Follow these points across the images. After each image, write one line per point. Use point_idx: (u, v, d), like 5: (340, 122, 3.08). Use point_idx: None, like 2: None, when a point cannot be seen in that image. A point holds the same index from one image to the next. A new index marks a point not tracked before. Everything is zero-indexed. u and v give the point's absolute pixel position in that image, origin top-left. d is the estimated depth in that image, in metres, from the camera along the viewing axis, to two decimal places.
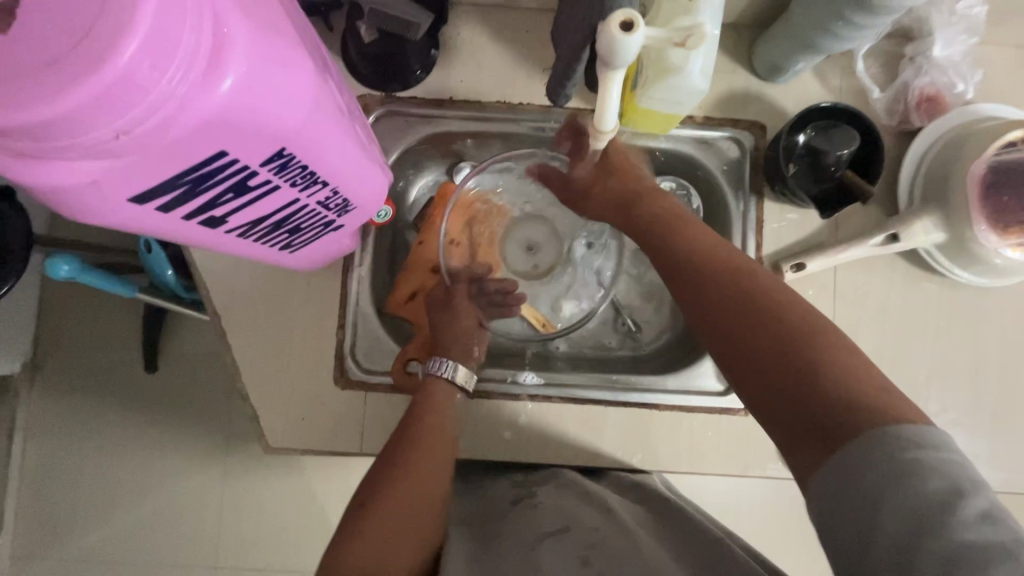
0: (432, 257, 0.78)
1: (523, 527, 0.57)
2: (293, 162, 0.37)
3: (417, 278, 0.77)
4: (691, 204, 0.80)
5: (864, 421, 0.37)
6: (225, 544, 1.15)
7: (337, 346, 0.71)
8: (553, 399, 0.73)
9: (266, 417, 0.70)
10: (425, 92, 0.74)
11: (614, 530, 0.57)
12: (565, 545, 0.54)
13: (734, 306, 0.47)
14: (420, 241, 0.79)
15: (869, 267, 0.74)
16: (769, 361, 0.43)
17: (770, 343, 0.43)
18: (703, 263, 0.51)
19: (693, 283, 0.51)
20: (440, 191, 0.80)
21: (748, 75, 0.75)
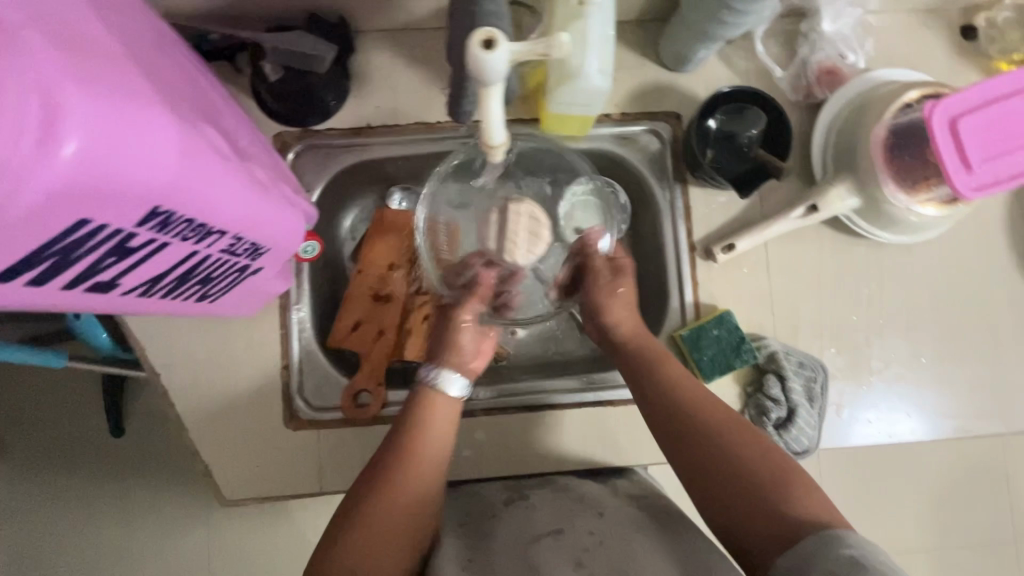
0: (373, 284, 0.78)
1: (519, 530, 0.61)
2: (175, 217, 0.37)
3: (359, 307, 0.76)
4: (621, 199, 0.79)
5: (821, 534, 0.50)
6: None
7: (283, 388, 0.70)
8: (509, 411, 0.73)
9: (220, 470, 0.68)
10: (342, 122, 0.74)
11: (609, 530, 0.59)
12: (562, 549, 0.57)
13: (711, 453, 0.58)
14: (359, 269, 0.79)
15: (798, 239, 0.76)
16: (740, 490, 0.56)
17: (742, 488, 0.56)
18: (689, 406, 0.62)
19: (682, 426, 0.61)
20: (375, 220, 0.81)
21: (658, 69, 0.76)
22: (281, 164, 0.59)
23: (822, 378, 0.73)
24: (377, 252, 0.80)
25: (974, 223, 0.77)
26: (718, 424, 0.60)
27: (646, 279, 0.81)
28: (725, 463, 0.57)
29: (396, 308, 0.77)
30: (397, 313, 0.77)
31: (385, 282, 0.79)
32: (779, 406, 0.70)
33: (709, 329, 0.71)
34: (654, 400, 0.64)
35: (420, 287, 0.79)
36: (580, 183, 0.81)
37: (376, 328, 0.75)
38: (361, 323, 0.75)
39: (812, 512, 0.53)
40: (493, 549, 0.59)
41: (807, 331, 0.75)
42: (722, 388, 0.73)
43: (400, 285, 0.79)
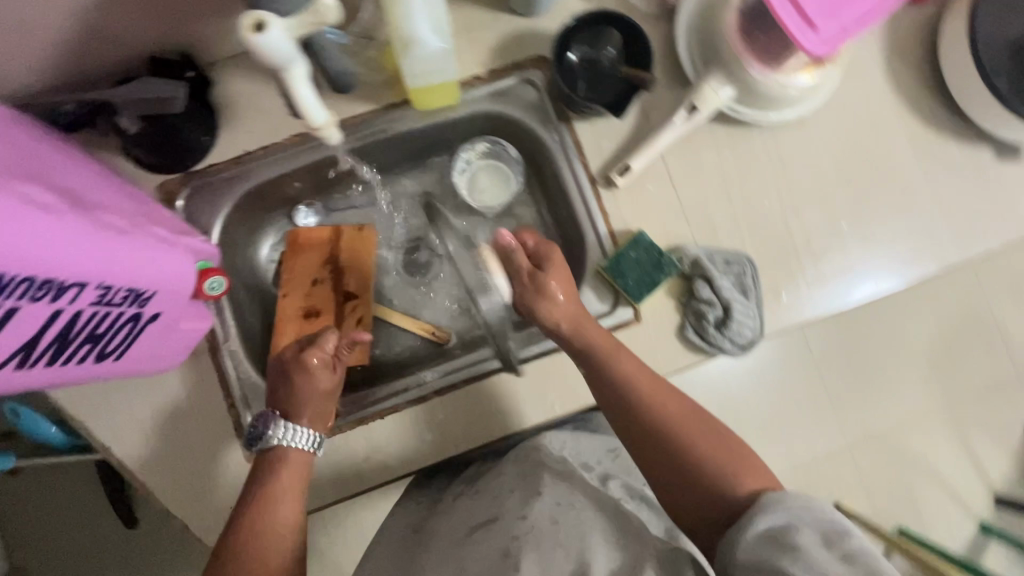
0: (301, 302, 0.79)
1: (463, 522, 0.66)
2: (8, 277, 0.37)
3: (292, 328, 0.77)
4: (510, 153, 0.82)
5: (765, 499, 0.52)
6: None
7: (235, 425, 0.70)
8: (458, 385, 0.74)
9: (196, 520, 0.69)
10: (221, 156, 0.74)
11: (544, 514, 0.62)
12: (493, 537, 0.61)
13: (668, 444, 0.59)
14: (283, 293, 0.79)
15: (692, 144, 0.76)
16: (687, 475, 0.58)
17: (678, 472, 0.58)
18: (626, 401, 0.62)
19: (632, 422, 0.62)
20: (289, 240, 0.81)
21: (513, 17, 0.76)
22: (157, 213, 0.60)
23: (751, 269, 0.74)
24: (297, 270, 0.80)
25: (857, 82, 0.77)
26: (664, 405, 0.61)
27: (564, 224, 0.81)
28: (666, 452, 0.59)
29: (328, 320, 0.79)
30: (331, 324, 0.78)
31: (313, 298, 0.79)
32: (713, 306, 0.71)
33: (627, 253, 0.72)
34: (609, 402, 0.63)
35: (347, 293, 0.80)
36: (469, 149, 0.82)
37: (313, 344, 0.76)
38: (297, 344, 0.76)
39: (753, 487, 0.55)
40: (427, 551, 0.65)
41: (725, 229, 0.76)
42: (658, 306, 0.74)
43: (328, 296, 0.80)
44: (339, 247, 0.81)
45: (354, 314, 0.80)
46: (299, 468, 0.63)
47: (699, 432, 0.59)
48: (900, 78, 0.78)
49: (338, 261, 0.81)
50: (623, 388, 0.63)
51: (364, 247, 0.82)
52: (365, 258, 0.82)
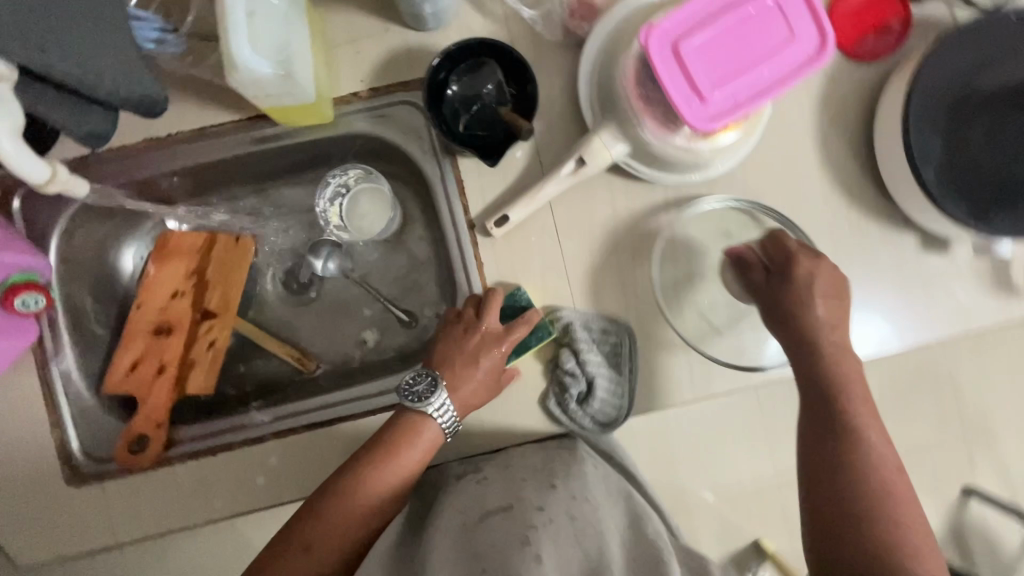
0: (154, 317, 0.73)
1: (464, 508, 0.55)
2: None
3: (137, 345, 0.71)
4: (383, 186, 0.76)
5: None
6: None
7: (57, 445, 0.66)
8: (300, 429, 0.69)
9: (5, 541, 0.65)
10: (65, 152, 0.67)
11: (564, 508, 0.53)
12: (510, 524, 0.50)
13: (854, 493, 0.48)
14: (137, 303, 0.73)
15: (587, 196, 0.69)
16: (866, 545, 0.45)
17: (847, 545, 0.46)
18: (883, 479, 0.48)
19: (835, 477, 0.49)
20: (158, 245, 0.75)
21: (403, 30, 0.68)
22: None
23: (629, 342, 0.68)
24: (156, 279, 0.74)
25: (778, 146, 0.70)
26: (877, 474, 0.48)
27: (446, 262, 0.75)
28: (861, 506, 0.47)
29: (178, 340, 0.73)
30: (181, 344, 0.73)
31: (168, 314, 0.73)
32: (577, 379, 0.66)
33: (496, 309, 0.67)
34: (860, 465, 0.49)
35: (205, 311, 0.74)
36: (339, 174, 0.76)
37: (156, 365, 0.71)
38: (139, 362, 0.71)
39: None
40: (429, 526, 0.55)
41: (611, 293, 0.69)
42: (523, 369, 0.69)
43: (186, 314, 0.74)
44: (208, 258, 0.75)
45: (208, 335, 0.74)
46: (423, 448, 0.59)
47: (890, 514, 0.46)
48: (828, 146, 0.70)
49: (203, 275, 0.75)
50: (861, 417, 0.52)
51: (235, 263, 0.76)
52: (235, 275, 0.76)
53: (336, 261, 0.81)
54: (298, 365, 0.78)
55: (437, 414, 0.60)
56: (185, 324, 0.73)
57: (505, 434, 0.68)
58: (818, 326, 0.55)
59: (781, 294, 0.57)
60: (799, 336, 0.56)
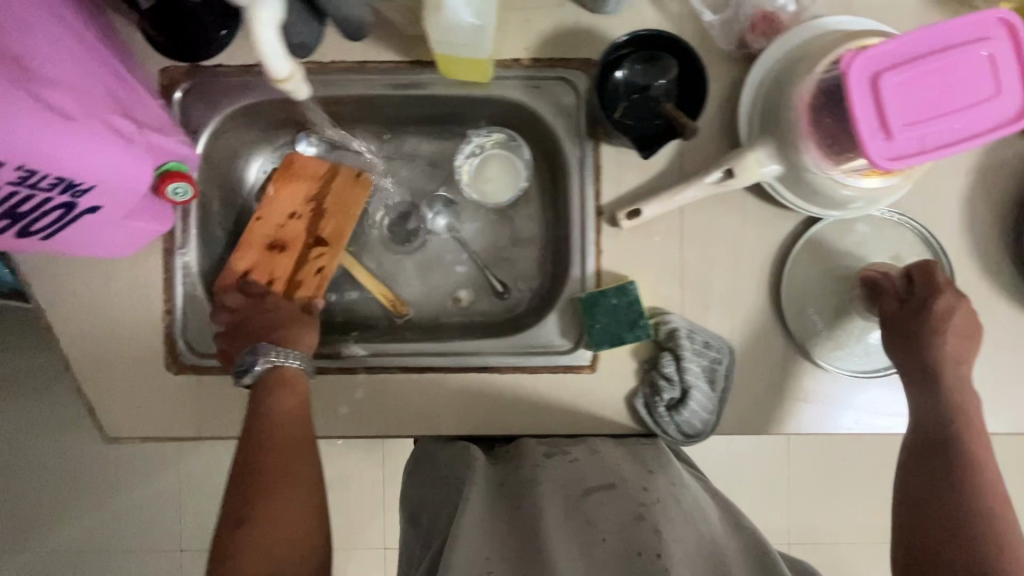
0: (272, 231, 0.75)
1: (566, 481, 0.60)
2: None
3: (254, 252, 0.74)
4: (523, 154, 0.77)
5: None
6: None
7: (166, 331, 0.70)
8: (392, 369, 0.70)
9: (104, 407, 0.70)
10: (234, 59, 0.70)
11: (665, 489, 0.58)
12: (618, 504, 0.56)
13: (953, 506, 0.54)
14: (258, 214, 0.75)
15: (718, 209, 0.69)
16: (954, 545, 0.53)
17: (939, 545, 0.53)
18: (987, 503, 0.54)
19: (939, 483, 0.56)
20: (283, 164, 0.77)
21: (577, 9, 0.69)
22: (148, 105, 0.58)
23: (727, 361, 0.68)
24: (277, 198, 0.75)
25: (923, 202, 0.68)
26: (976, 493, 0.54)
27: (558, 243, 0.77)
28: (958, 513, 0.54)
29: (290, 258, 0.75)
30: (292, 263, 0.75)
31: (285, 230, 0.75)
32: (672, 386, 0.66)
33: (608, 297, 0.67)
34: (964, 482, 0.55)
35: (319, 237, 0.76)
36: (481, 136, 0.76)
37: (266, 278, 0.74)
38: (250, 272, 0.73)
39: None
40: (533, 490, 0.59)
41: (719, 309, 0.69)
42: (618, 362, 0.69)
43: (301, 234, 0.76)
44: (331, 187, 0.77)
45: (318, 260, 0.75)
46: (293, 397, 0.63)
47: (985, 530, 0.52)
48: (975, 212, 0.68)
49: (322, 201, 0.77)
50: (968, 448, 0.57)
51: (355, 196, 0.77)
52: (353, 206, 0.77)
53: (446, 218, 0.83)
54: (394, 308, 0.80)
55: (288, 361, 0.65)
56: (299, 245, 0.75)
57: (585, 419, 0.69)
58: (944, 361, 0.60)
59: (918, 325, 0.61)
60: (931, 380, 0.60)
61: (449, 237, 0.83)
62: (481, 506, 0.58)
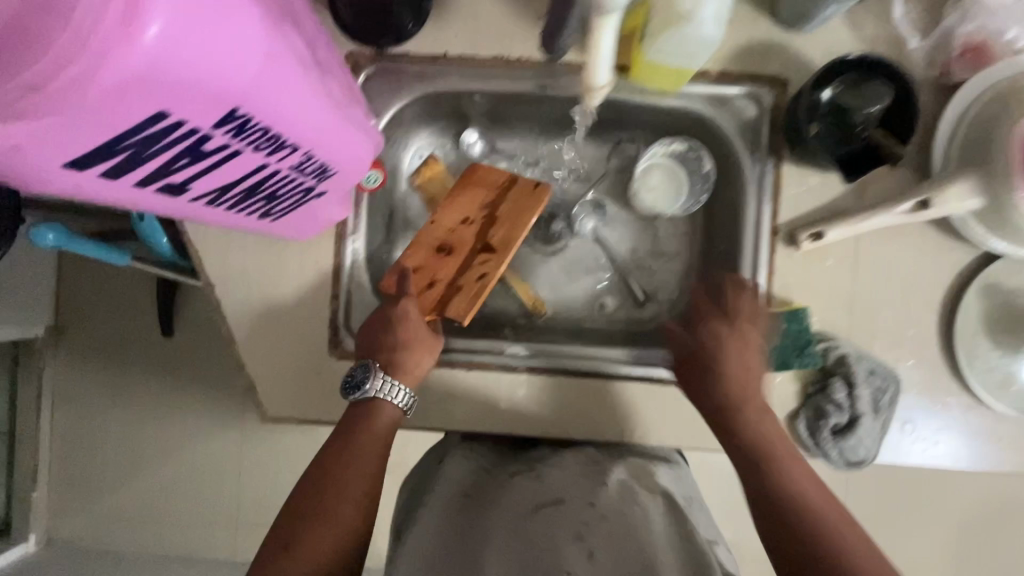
0: (441, 235, 0.72)
1: (529, 497, 0.54)
2: (252, 124, 0.34)
3: (421, 255, 0.71)
4: (703, 167, 0.75)
5: None
6: (244, 499, 1.26)
7: (331, 316, 0.69)
8: (552, 372, 0.70)
9: (263, 386, 0.70)
10: (419, 48, 0.69)
11: (578, 497, 0.53)
12: (565, 518, 0.50)
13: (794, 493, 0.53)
14: (431, 220, 0.74)
15: (896, 237, 0.68)
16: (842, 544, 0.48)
17: (802, 546, 0.49)
18: (790, 496, 0.52)
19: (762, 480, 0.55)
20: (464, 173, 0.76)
21: (773, 24, 0.68)
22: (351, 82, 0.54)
23: (893, 390, 0.67)
24: (453, 202, 0.74)
25: None
26: (772, 476, 0.54)
27: (715, 256, 0.76)
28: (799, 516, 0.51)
29: (455, 262, 0.72)
30: (455, 266, 0.71)
31: (454, 235, 0.72)
32: (841, 411, 0.66)
33: (778, 321, 0.66)
34: (753, 473, 0.56)
35: (487, 245, 0.71)
36: (664, 143, 0.76)
37: (428, 279, 0.71)
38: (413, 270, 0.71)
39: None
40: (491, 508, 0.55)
41: (887, 337, 0.69)
42: (781, 383, 0.69)
43: (469, 240, 0.72)
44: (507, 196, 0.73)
45: (483, 267, 0.71)
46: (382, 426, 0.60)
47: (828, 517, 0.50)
48: None
49: (497, 208, 0.73)
50: (760, 440, 0.57)
51: (531, 205, 0.72)
52: (527, 216, 0.71)
53: (593, 222, 0.83)
54: (531, 309, 0.80)
55: (381, 394, 0.61)
56: (466, 250, 0.71)
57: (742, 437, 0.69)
58: (734, 384, 0.61)
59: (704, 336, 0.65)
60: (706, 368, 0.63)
61: (596, 240, 0.83)
62: (430, 524, 0.55)
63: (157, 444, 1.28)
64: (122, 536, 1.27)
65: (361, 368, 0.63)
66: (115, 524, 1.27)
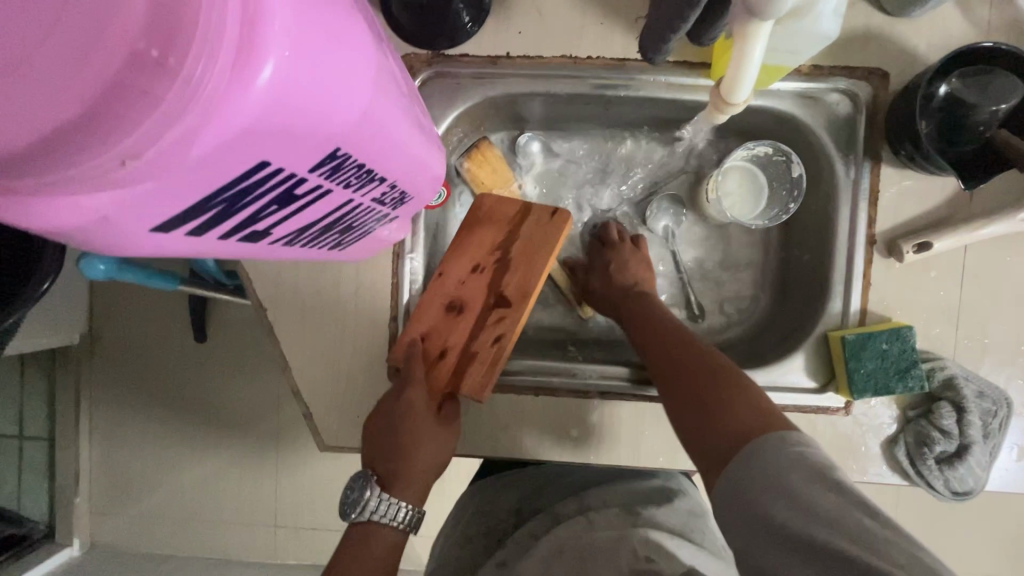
0: (450, 290, 0.64)
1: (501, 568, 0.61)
2: (348, 162, 0.29)
3: (429, 316, 0.63)
4: (791, 173, 0.69)
5: (763, 441, 0.44)
6: (284, 506, 1.24)
7: (390, 340, 0.65)
8: (626, 396, 0.66)
9: (320, 415, 0.66)
10: (478, 48, 0.63)
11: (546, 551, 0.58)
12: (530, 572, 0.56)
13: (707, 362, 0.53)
14: (439, 272, 0.65)
15: (1007, 245, 0.62)
16: (714, 400, 0.49)
17: (716, 413, 0.48)
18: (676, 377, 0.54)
19: (676, 367, 0.54)
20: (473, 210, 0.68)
21: (872, 10, 0.61)
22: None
23: (1004, 413, 0.61)
24: (458, 252, 0.65)
25: None
26: (700, 357, 0.54)
27: (798, 266, 0.70)
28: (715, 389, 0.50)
29: (467, 323, 0.63)
30: (468, 326, 0.62)
31: (465, 290, 0.64)
32: (949, 439, 0.61)
33: (879, 341, 0.60)
34: (662, 360, 0.56)
35: (501, 298, 0.62)
36: (747, 148, 0.70)
37: (438, 347, 0.62)
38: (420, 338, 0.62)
39: (749, 423, 0.46)
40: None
41: (996, 356, 0.62)
42: (878, 406, 0.63)
43: (480, 294, 0.63)
44: (519, 233, 0.65)
45: (498, 328, 0.62)
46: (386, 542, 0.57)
47: (706, 386, 0.51)
48: None
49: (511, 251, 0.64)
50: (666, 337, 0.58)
51: (546, 247, 0.63)
52: (543, 260, 0.62)
53: (668, 220, 0.78)
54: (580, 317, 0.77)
55: (380, 516, 0.57)
56: (478, 307, 0.62)
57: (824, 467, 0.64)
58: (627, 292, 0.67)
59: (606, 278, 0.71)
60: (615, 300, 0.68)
61: (666, 240, 0.78)
62: None
63: (195, 450, 1.25)
64: (162, 543, 1.25)
65: (360, 482, 0.59)
66: (155, 530, 1.25)
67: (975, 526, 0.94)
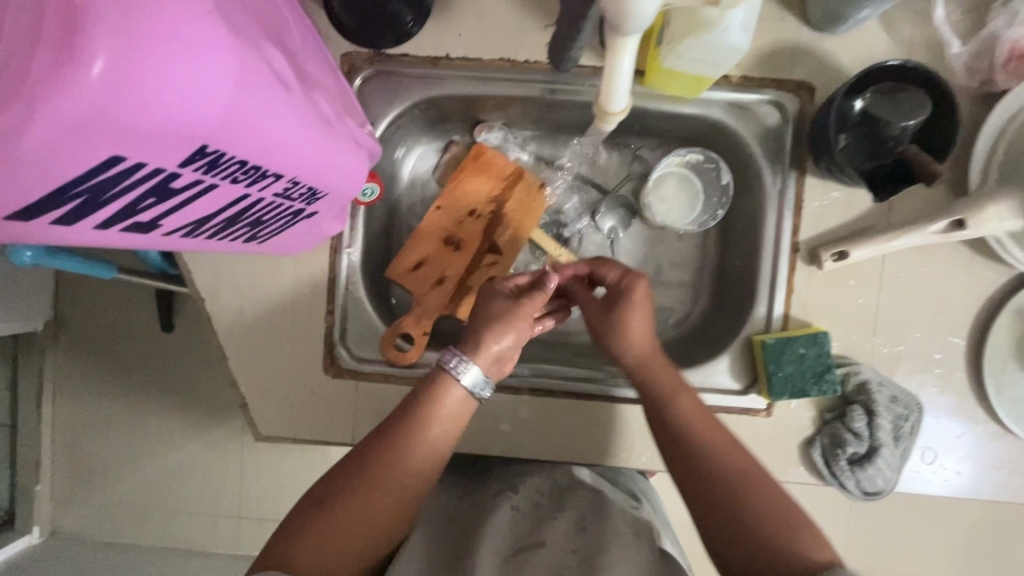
0: (447, 225, 0.74)
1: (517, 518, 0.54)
2: (224, 159, 0.31)
3: (428, 246, 0.73)
4: (720, 179, 0.72)
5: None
6: (247, 492, 1.25)
7: (327, 333, 0.66)
8: (557, 394, 0.67)
9: (257, 405, 0.67)
10: (419, 48, 0.64)
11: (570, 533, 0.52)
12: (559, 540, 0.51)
13: (742, 470, 0.50)
14: (437, 206, 0.74)
15: (922, 256, 0.64)
16: (763, 524, 0.47)
17: (762, 533, 0.46)
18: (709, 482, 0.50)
19: (710, 479, 0.50)
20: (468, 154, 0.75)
21: (801, 25, 0.63)
22: (344, 87, 0.51)
23: (916, 418, 0.63)
24: (462, 190, 0.74)
25: None
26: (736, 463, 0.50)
27: (734, 268, 0.72)
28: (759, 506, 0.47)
29: (465, 258, 0.74)
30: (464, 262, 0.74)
31: (460, 228, 0.74)
32: (860, 441, 0.63)
33: (797, 345, 0.62)
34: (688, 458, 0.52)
35: (493, 245, 0.74)
36: (678, 155, 0.73)
37: (438, 273, 0.73)
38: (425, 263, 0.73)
39: (807, 556, 0.44)
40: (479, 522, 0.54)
41: (911, 363, 0.65)
42: (798, 409, 0.65)
43: (475, 234, 0.74)
44: (510, 193, 0.75)
45: (488, 270, 0.74)
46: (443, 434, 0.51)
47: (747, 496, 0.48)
48: None
49: (503, 204, 0.75)
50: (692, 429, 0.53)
51: (533, 209, 0.75)
52: (530, 219, 0.75)
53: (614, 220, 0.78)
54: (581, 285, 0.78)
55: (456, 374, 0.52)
56: (473, 246, 0.74)
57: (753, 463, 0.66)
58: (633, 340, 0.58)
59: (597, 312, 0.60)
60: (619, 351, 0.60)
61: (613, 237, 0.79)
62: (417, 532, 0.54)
63: (159, 438, 1.25)
64: (125, 530, 1.25)
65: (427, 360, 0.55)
66: (116, 517, 1.25)
67: (905, 525, 0.98)
